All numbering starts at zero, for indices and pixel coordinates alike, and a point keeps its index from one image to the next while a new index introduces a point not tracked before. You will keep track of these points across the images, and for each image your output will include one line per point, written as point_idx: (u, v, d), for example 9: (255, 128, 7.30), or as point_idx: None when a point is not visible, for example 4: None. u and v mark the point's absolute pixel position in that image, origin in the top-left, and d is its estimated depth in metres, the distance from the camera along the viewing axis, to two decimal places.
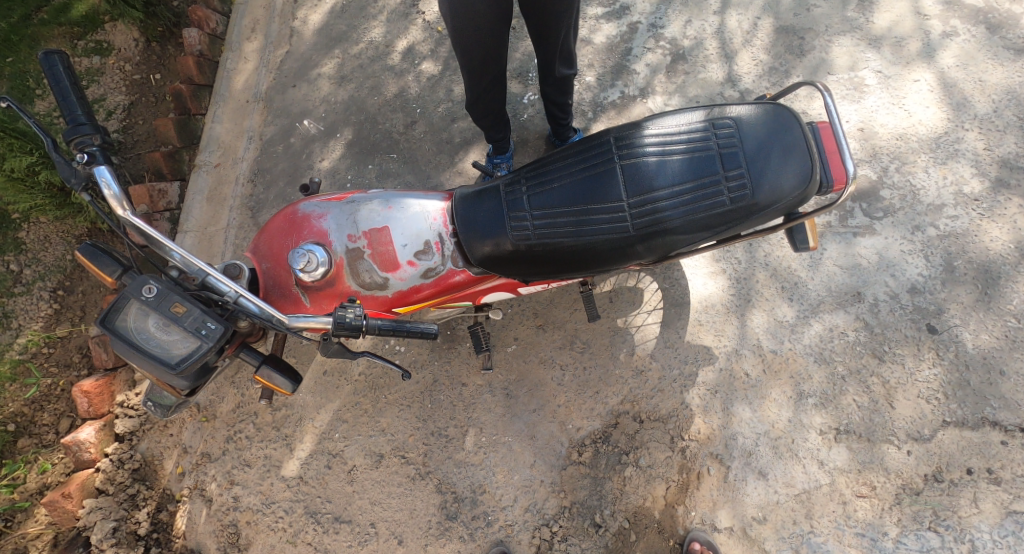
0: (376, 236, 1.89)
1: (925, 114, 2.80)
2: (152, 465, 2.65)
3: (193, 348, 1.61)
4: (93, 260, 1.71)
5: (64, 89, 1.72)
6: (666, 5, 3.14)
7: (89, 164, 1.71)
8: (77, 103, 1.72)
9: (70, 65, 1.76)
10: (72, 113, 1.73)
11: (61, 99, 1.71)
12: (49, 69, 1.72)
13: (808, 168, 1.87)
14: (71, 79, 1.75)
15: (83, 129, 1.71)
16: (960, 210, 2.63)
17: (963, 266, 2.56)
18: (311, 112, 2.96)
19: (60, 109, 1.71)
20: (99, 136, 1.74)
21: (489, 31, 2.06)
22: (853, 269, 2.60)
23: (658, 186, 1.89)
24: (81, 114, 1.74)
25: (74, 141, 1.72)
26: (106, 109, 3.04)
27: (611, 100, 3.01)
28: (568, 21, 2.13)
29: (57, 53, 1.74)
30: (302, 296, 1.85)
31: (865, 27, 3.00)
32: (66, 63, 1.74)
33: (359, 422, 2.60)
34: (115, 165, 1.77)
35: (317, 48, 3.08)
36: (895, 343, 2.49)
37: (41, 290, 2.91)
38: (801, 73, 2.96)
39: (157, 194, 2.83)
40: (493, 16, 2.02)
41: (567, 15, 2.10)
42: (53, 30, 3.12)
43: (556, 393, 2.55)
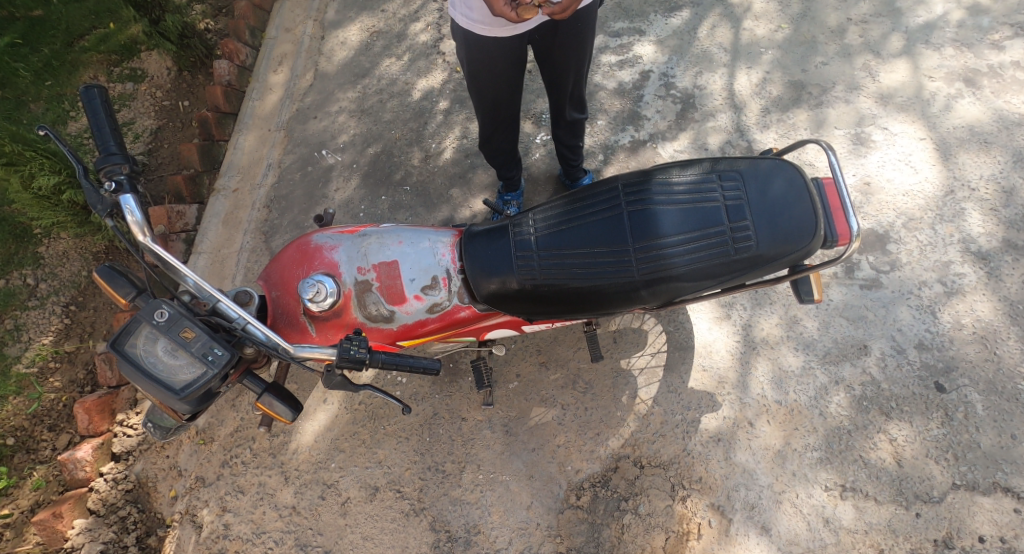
0: (385, 269, 1.90)
1: (931, 172, 2.83)
2: (145, 486, 2.63)
3: (198, 375, 1.61)
4: (109, 281, 1.72)
5: (101, 121, 1.69)
6: (679, 56, 3.24)
7: (116, 192, 1.69)
8: (111, 134, 1.69)
9: (108, 97, 1.72)
10: (105, 143, 1.69)
11: (95, 130, 1.68)
12: (88, 102, 1.69)
13: (813, 222, 1.87)
14: (108, 111, 1.71)
15: (114, 159, 1.67)
16: (967, 268, 2.63)
17: (971, 324, 2.53)
18: (330, 143, 3.04)
19: (93, 138, 1.68)
20: (129, 165, 1.70)
21: (504, 75, 2.13)
22: (860, 321, 2.59)
23: (665, 234, 1.90)
24: (114, 144, 1.71)
25: (103, 170, 1.68)
26: (134, 132, 3.15)
27: (622, 144, 3.07)
28: (580, 68, 2.19)
29: (97, 87, 1.70)
30: (309, 325, 1.85)
31: (870, 86, 3.06)
32: (104, 97, 1.71)
33: (356, 453, 2.58)
34: (142, 194, 1.74)
35: (339, 83, 3.18)
36: (902, 400, 2.44)
37: (54, 305, 2.96)
38: (808, 127, 3.01)
39: (175, 216, 2.86)
40: (509, 60, 2.08)
41: (580, 62, 2.16)
42: (92, 57, 3.27)
43: (556, 433, 2.52)
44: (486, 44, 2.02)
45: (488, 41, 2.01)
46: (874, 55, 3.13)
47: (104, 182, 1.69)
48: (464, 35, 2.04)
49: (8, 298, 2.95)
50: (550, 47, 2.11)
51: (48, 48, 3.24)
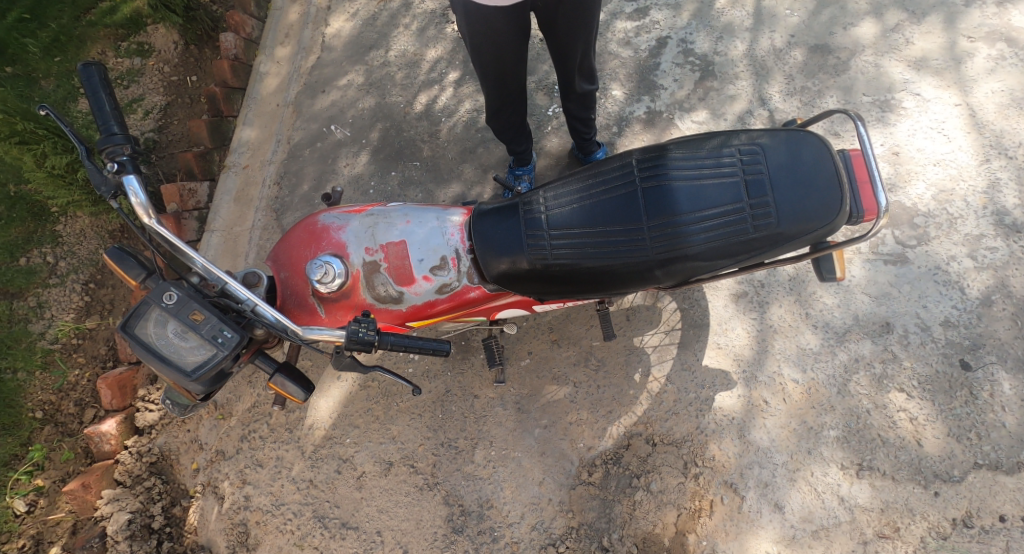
0: (393, 250, 1.86)
1: (965, 141, 2.70)
2: (168, 459, 2.71)
3: (209, 356, 1.61)
4: (119, 263, 1.71)
5: (100, 100, 1.66)
6: (699, 21, 3.11)
7: (119, 173, 1.67)
8: (111, 114, 1.66)
9: (107, 75, 1.70)
10: (106, 123, 1.67)
11: (96, 109, 1.66)
12: (86, 80, 1.67)
13: (837, 198, 1.79)
14: (108, 90, 1.69)
15: (115, 139, 1.65)
16: (999, 242, 2.52)
17: (1000, 301, 2.45)
18: (339, 118, 3.00)
19: (94, 118, 1.66)
20: (131, 146, 1.68)
21: (507, 46, 2.05)
22: (883, 298, 2.51)
23: (681, 211, 1.83)
24: (115, 124, 1.68)
25: (105, 150, 1.66)
26: (143, 109, 3.13)
27: (637, 115, 2.98)
28: (588, 37, 2.10)
29: (95, 64, 1.68)
30: (318, 306, 1.82)
31: (903, 49, 2.91)
32: (103, 75, 1.68)
33: (370, 429, 2.61)
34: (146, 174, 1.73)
35: (347, 55, 3.11)
36: (924, 378, 2.38)
37: (74, 282, 3.00)
38: (834, 93, 2.88)
39: (187, 194, 2.88)
40: (511, 31, 2.00)
41: (586, 30, 2.07)
42: (99, 31, 3.25)
43: (569, 410, 2.52)
44: (487, 15, 1.94)
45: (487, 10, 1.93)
46: (907, 15, 2.97)
47: (107, 163, 1.68)
48: (465, 6, 1.96)
49: (29, 276, 3.00)
50: (553, 15, 2.02)
51: (56, 23, 3.22)
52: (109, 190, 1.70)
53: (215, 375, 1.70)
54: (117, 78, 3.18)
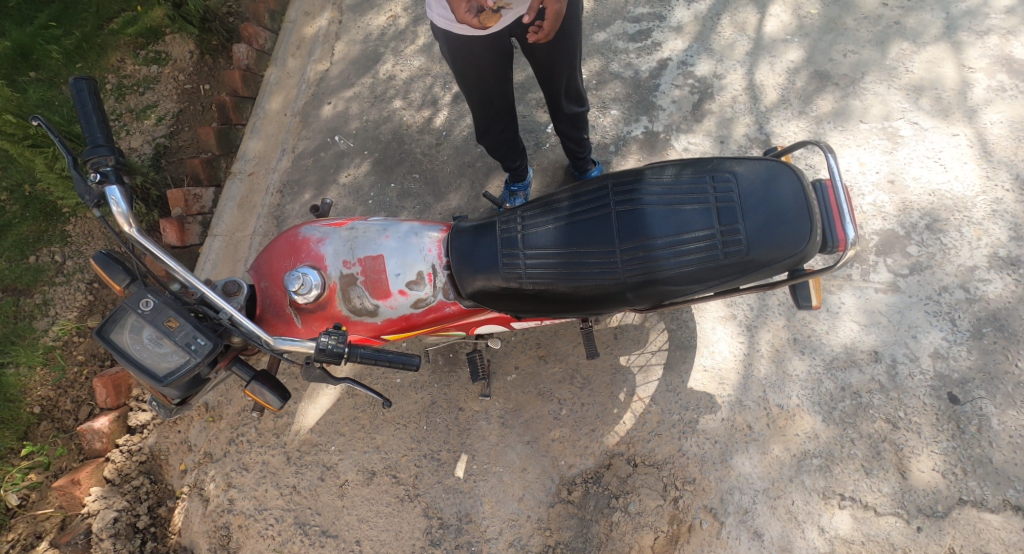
0: (370, 263, 1.89)
1: (963, 171, 2.69)
2: (158, 459, 2.74)
3: (182, 362, 1.66)
4: (105, 269, 1.76)
5: (88, 112, 1.67)
6: (699, 44, 3.14)
7: (101, 183, 1.67)
8: (98, 125, 1.66)
9: (97, 89, 1.70)
10: (93, 135, 1.67)
11: (82, 120, 1.66)
12: (76, 93, 1.67)
13: (808, 227, 1.79)
14: (97, 102, 1.69)
15: (99, 151, 1.65)
16: (993, 274, 2.50)
17: (992, 333, 2.42)
18: (342, 129, 3.06)
19: (81, 129, 1.66)
20: (115, 157, 1.68)
21: (488, 70, 2.10)
22: (872, 327, 2.49)
23: (653, 235, 1.85)
24: (102, 135, 1.68)
25: (90, 160, 1.66)
26: (156, 115, 3.19)
27: (634, 135, 3.01)
28: (570, 62, 2.14)
29: (86, 78, 1.69)
30: (295, 317, 1.85)
31: (902, 76, 2.91)
32: (93, 88, 1.69)
33: (355, 437, 2.63)
34: (129, 185, 1.72)
35: (354, 69, 3.18)
36: (911, 409, 2.35)
37: (79, 282, 3.07)
38: (831, 119, 2.89)
39: (192, 198, 2.93)
40: (492, 57, 2.06)
41: (568, 57, 2.11)
42: (120, 39, 3.34)
43: (552, 427, 2.52)
44: (467, 44, 1.99)
45: (466, 38, 1.98)
46: (909, 44, 2.98)
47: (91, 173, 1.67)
48: (445, 35, 2.01)
49: (37, 274, 3.08)
50: (534, 42, 2.07)
51: (80, 31, 3.34)
52: (93, 198, 1.70)
53: (190, 380, 1.75)
54: (133, 84, 3.26)
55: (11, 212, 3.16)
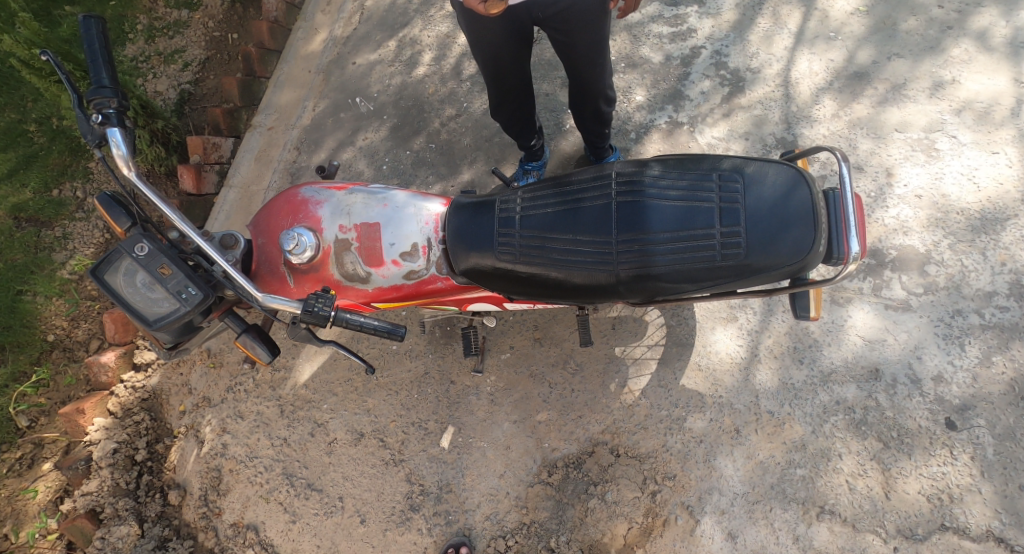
0: (366, 230, 1.89)
1: (997, 192, 2.59)
2: (159, 398, 2.83)
3: (172, 310, 1.70)
4: (107, 210, 1.79)
5: (95, 52, 1.66)
6: (737, 33, 3.04)
7: (103, 124, 1.67)
8: (103, 66, 1.66)
9: (106, 29, 1.71)
10: (98, 75, 1.67)
11: (89, 60, 1.66)
12: (85, 32, 1.68)
13: (811, 237, 1.74)
14: (105, 43, 1.69)
15: (104, 92, 1.65)
16: (1011, 302, 2.42)
17: (1001, 363, 2.35)
18: (364, 91, 3.02)
19: (87, 69, 1.66)
20: (118, 100, 1.67)
21: (502, 50, 2.11)
22: (877, 343, 2.44)
23: (651, 230, 1.82)
24: (107, 76, 1.68)
25: (93, 101, 1.66)
26: (183, 60, 3.17)
27: (657, 124, 2.94)
28: (590, 52, 2.10)
29: (95, 17, 1.69)
30: (288, 276, 1.88)
31: (947, 87, 2.79)
32: (102, 28, 1.69)
33: (348, 398, 2.68)
34: (131, 128, 1.73)
35: (382, 28, 3.13)
36: (906, 431, 2.31)
37: (98, 219, 3.14)
38: (864, 125, 2.79)
39: (211, 147, 2.91)
40: (507, 34, 2.05)
41: (589, 44, 2.07)
42: None
43: (540, 409, 2.54)
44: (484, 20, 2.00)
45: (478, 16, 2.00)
46: (958, 53, 2.84)
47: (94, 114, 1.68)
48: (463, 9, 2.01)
49: (59, 207, 3.15)
50: (554, 25, 2.03)
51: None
52: (95, 138, 1.71)
53: (182, 326, 1.80)
54: (163, 27, 3.22)
55: (38, 143, 3.22)
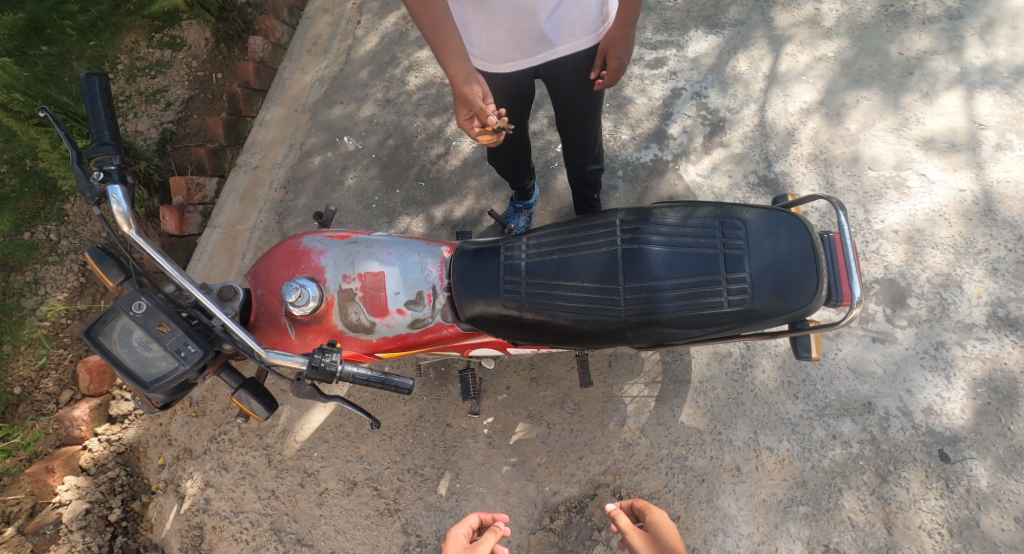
0: (370, 279, 1.86)
1: (967, 227, 2.69)
2: (136, 451, 2.68)
3: (170, 369, 1.63)
4: (99, 264, 1.72)
5: (98, 109, 1.61)
6: (715, 76, 3.14)
7: (104, 182, 1.61)
8: (106, 123, 1.61)
9: (109, 86, 1.65)
10: (100, 132, 1.61)
11: (91, 116, 1.60)
12: (88, 89, 1.63)
13: (814, 282, 1.79)
14: (107, 99, 1.64)
15: (106, 149, 1.59)
16: (991, 333, 2.50)
17: (986, 394, 2.41)
18: (351, 130, 2.99)
19: (89, 125, 1.61)
20: (121, 157, 1.62)
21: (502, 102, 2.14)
22: (867, 376, 2.49)
23: (658, 276, 1.84)
24: (109, 132, 1.63)
25: (94, 158, 1.60)
26: (166, 100, 3.11)
27: (643, 162, 3.00)
28: (587, 113, 2.17)
29: (99, 74, 1.64)
30: (289, 327, 1.82)
31: (913, 127, 2.92)
32: (105, 85, 1.63)
33: (339, 445, 2.59)
34: (132, 185, 1.66)
35: (368, 68, 3.12)
36: (901, 464, 2.34)
37: (72, 263, 2.99)
38: (841, 164, 2.90)
39: (194, 187, 2.84)
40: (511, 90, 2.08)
41: (586, 104, 2.14)
42: (135, 21, 3.23)
43: (539, 451, 2.49)
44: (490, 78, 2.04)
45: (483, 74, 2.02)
46: (921, 95, 2.98)
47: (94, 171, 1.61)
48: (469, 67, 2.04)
49: (30, 251, 3.00)
50: (558, 84, 2.08)
51: (96, 9, 3.23)
52: (94, 196, 1.63)
53: (177, 386, 1.72)
54: (144, 67, 3.16)
55: (9, 185, 3.09)
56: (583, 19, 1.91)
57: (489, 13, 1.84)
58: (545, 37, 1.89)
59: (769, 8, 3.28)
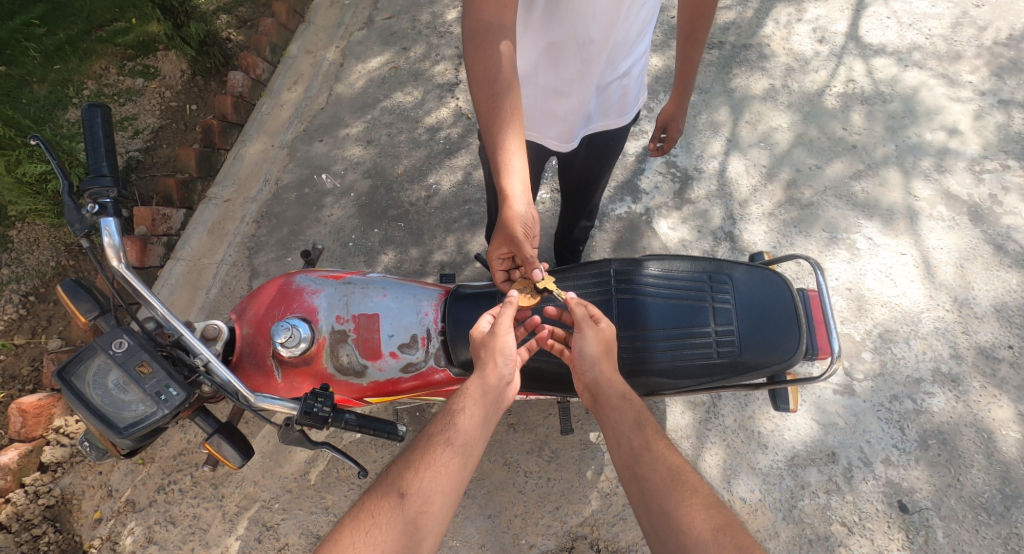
0: (364, 321, 1.88)
1: (911, 288, 2.89)
2: (68, 504, 2.43)
3: (147, 413, 1.52)
4: (72, 297, 1.60)
5: (97, 141, 1.60)
6: (683, 136, 3.32)
7: (98, 215, 1.59)
8: (105, 155, 1.60)
9: (110, 117, 1.65)
10: (97, 163, 1.60)
11: (90, 148, 1.59)
12: (88, 120, 1.61)
13: (795, 337, 1.95)
14: (108, 132, 1.63)
15: (103, 181, 1.58)
16: (937, 388, 2.66)
17: (936, 445, 2.55)
18: (330, 168, 2.95)
19: (86, 157, 1.59)
20: (118, 190, 1.61)
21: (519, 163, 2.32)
22: (830, 427, 2.59)
23: (651, 326, 1.96)
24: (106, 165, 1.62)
25: (89, 190, 1.59)
26: (134, 128, 2.98)
27: (617, 213, 3.11)
28: (599, 180, 2.40)
29: (100, 105, 1.63)
30: (276, 370, 1.80)
31: (860, 194, 3.14)
32: (107, 116, 1.63)
33: (303, 496, 2.45)
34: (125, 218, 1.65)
35: (349, 109, 3.12)
36: (865, 514, 2.43)
37: (11, 293, 2.75)
38: (797, 223, 3.08)
39: (159, 218, 2.71)
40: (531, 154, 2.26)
41: (597, 172, 2.36)
42: (107, 48, 3.15)
43: (516, 501, 2.43)
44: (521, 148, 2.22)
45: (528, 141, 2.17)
46: (866, 166, 3.22)
47: (87, 203, 1.60)
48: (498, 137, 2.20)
49: None
50: (575, 154, 2.29)
51: (64, 33, 3.09)
52: (83, 228, 1.61)
53: (150, 434, 1.60)
54: (113, 94, 3.05)
55: None
56: (620, 103, 2.11)
57: (548, 92, 1.99)
58: (589, 117, 2.09)
59: (728, 79, 3.51)
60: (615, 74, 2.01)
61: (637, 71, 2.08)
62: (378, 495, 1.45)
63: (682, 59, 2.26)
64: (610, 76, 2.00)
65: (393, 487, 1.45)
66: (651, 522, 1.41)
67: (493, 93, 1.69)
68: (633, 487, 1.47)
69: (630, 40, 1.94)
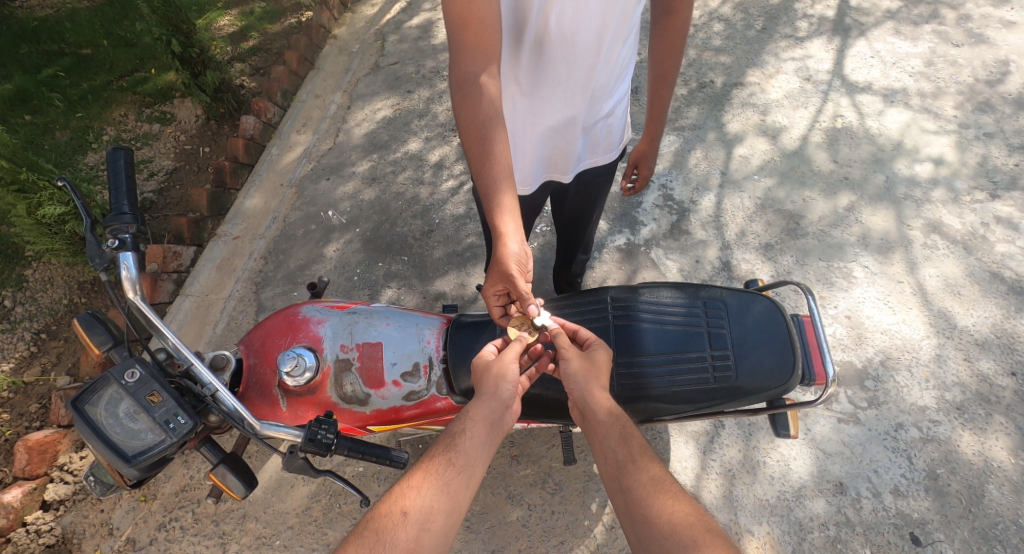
0: (368, 350, 1.92)
1: (910, 316, 2.91)
2: (68, 543, 2.40)
3: (155, 442, 1.55)
4: (88, 330, 1.65)
5: (121, 182, 1.68)
6: (678, 171, 3.41)
7: (117, 249, 1.66)
8: (126, 194, 1.68)
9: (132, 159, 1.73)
10: (118, 202, 1.68)
11: (112, 188, 1.67)
12: (112, 161, 1.69)
13: (790, 361, 1.96)
14: (130, 172, 1.72)
15: (124, 219, 1.66)
16: (942, 416, 2.64)
17: (946, 475, 2.51)
18: (336, 205, 3.04)
19: (107, 196, 1.67)
20: (137, 226, 1.69)
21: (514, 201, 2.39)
22: (837, 456, 2.57)
23: (648, 352, 1.99)
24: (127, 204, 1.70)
25: (110, 227, 1.66)
26: (150, 170, 3.11)
27: (616, 245, 3.17)
28: (592, 214, 2.47)
29: (123, 147, 1.71)
30: (281, 399, 1.83)
31: (854, 224, 3.20)
32: (129, 158, 1.71)
33: (305, 532, 2.43)
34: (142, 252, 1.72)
35: (356, 149, 3.23)
36: (876, 547, 2.39)
37: (24, 331, 2.83)
38: (793, 253, 3.12)
39: (170, 255, 2.80)
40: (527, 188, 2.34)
41: (590, 206, 2.43)
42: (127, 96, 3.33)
43: (519, 535, 2.40)
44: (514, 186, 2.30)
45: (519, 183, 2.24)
46: (859, 199, 3.28)
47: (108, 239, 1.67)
48: None
49: None
50: (568, 190, 2.36)
51: (88, 85, 3.31)
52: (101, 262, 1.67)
53: (157, 465, 1.62)
54: (131, 138, 3.19)
55: None
56: (606, 141, 2.20)
57: (537, 136, 2.08)
58: (577, 155, 2.17)
59: (721, 116, 3.63)
60: (600, 114, 2.10)
61: (621, 110, 2.18)
62: (379, 514, 1.45)
63: (652, 99, 2.33)
64: (595, 116, 2.09)
65: (393, 505, 1.46)
66: (635, 529, 1.44)
67: (482, 139, 1.76)
68: (619, 496, 1.49)
69: (612, 82, 2.04)
